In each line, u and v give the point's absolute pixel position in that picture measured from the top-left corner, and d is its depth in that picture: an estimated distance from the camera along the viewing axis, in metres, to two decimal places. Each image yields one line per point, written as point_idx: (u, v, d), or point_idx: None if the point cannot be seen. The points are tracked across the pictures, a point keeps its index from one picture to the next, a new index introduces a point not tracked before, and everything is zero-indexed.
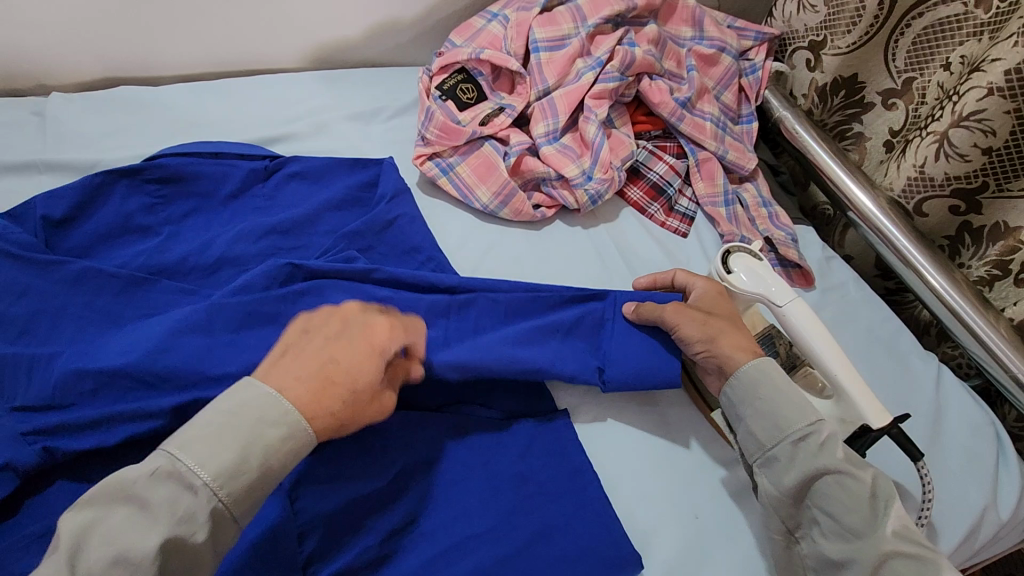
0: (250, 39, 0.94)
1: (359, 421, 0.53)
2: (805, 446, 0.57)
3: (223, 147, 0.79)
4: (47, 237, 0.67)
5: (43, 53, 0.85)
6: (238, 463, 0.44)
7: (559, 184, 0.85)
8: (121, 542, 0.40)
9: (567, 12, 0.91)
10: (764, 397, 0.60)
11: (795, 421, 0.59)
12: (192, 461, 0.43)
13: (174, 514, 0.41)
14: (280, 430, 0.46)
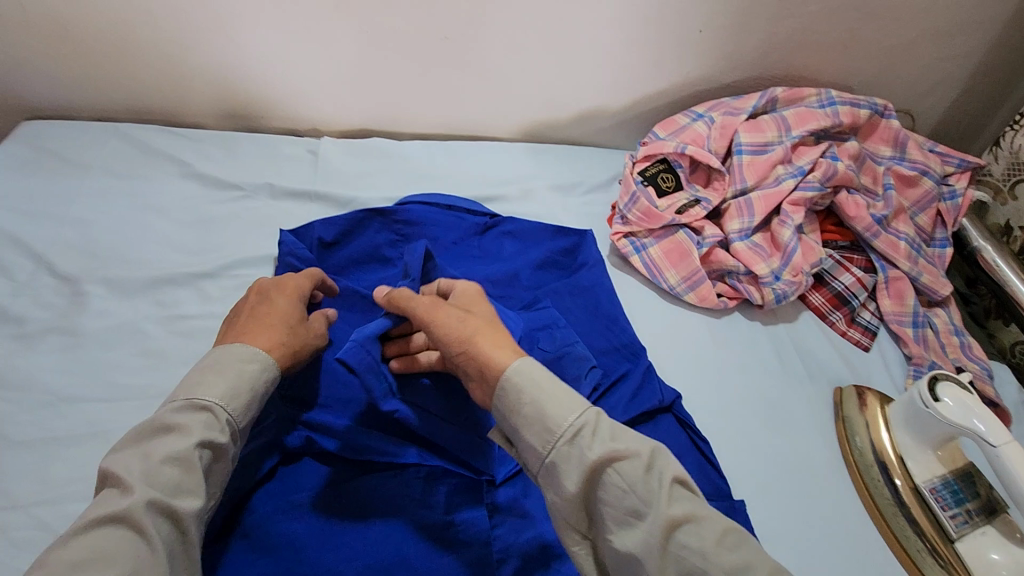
0: (481, 113, 1.10)
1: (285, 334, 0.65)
2: (579, 443, 0.50)
3: (454, 203, 0.93)
4: (321, 255, 0.82)
5: (327, 107, 1.05)
6: (234, 389, 0.57)
7: (747, 279, 0.89)
8: (171, 446, 0.51)
9: (772, 122, 0.97)
10: (547, 391, 0.53)
11: (564, 419, 0.51)
12: (198, 392, 0.55)
13: (201, 428, 0.53)
14: (252, 364, 0.58)
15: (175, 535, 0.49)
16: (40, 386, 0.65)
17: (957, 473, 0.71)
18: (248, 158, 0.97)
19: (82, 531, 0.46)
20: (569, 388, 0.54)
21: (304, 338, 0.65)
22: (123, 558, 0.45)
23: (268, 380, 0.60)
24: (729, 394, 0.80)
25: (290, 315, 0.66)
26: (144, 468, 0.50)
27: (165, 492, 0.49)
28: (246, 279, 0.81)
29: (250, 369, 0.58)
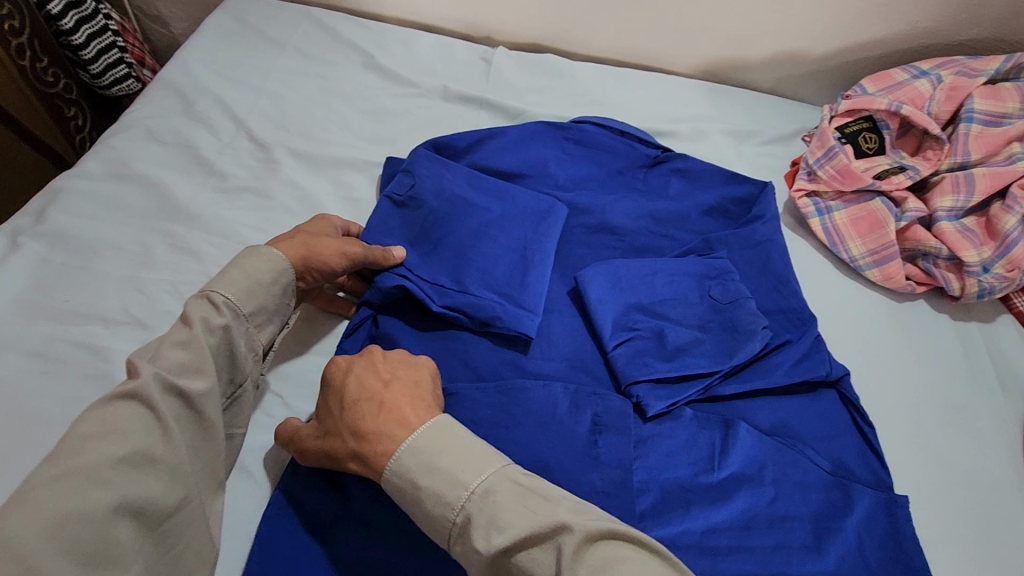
0: (663, 43, 1.02)
1: (326, 249, 0.65)
2: (471, 534, 0.45)
3: (628, 128, 0.87)
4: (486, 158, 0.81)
5: (506, 17, 1.02)
6: (243, 278, 0.58)
7: (946, 265, 0.78)
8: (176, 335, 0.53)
9: (1018, 90, 0.83)
10: (431, 475, 0.48)
11: (450, 514, 0.46)
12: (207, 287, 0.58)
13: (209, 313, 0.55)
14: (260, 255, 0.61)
15: (188, 413, 0.50)
16: (237, 237, 0.70)
17: None
18: (426, 58, 0.98)
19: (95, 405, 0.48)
20: (501, 515, 0.45)
21: (333, 243, 0.65)
22: (137, 429, 0.47)
23: (277, 270, 0.61)
24: (899, 385, 0.73)
25: (311, 227, 0.67)
26: (154, 355, 0.51)
27: (170, 371, 0.50)
28: None
29: (266, 270, 0.60)
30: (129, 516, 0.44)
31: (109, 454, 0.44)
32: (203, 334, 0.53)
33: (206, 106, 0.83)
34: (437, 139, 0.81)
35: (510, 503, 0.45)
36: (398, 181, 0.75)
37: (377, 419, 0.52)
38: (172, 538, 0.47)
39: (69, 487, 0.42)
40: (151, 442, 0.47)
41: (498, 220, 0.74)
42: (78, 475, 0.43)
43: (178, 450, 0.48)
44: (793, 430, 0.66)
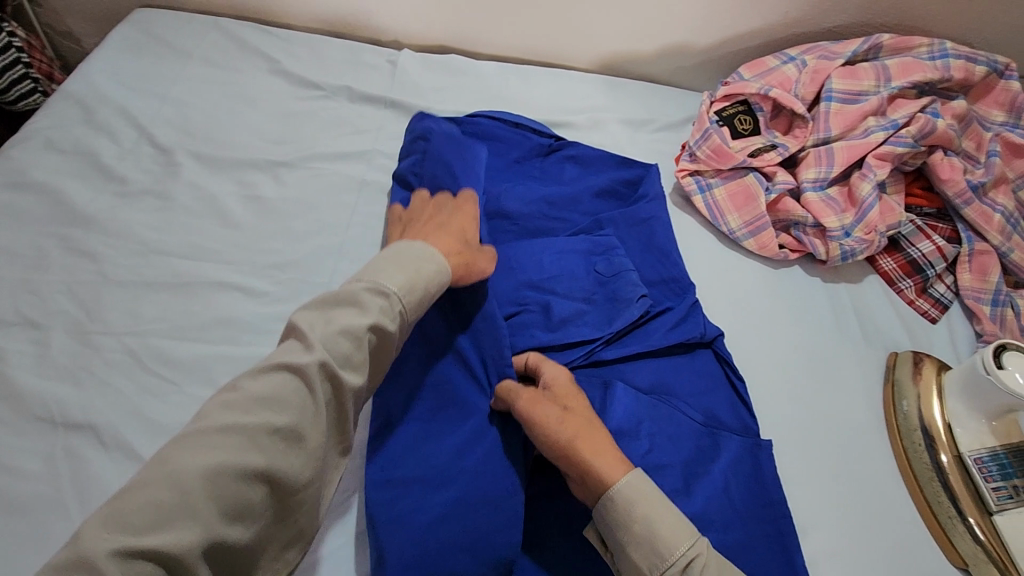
0: (561, 40, 1.08)
1: (480, 268, 0.68)
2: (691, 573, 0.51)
3: (523, 120, 0.92)
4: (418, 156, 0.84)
5: (410, 20, 1.06)
6: (411, 282, 0.58)
7: (813, 232, 0.86)
8: (349, 318, 0.52)
9: (871, 70, 0.91)
10: (652, 510, 0.54)
11: (676, 547, 0.52)
12: (382, 277, 0.56)
13: (377, 311, 0.54)
14: (432, 266, 0.60)
15: (334, 401, 0.51)
16: (137, 239, 0.73)
17: (1012, 448, 0.67)
18: (332, 61, 1.01)
19: (269, 363, 0.49)
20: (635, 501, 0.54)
21: (475, 251, 0.69)
22: (295, 406, 0.47)
23: (439, 283, 0.61)
24: (772, 343, 0.79)
25: (469, 234, 0.70)
26: (327, 327, 0.51)
27: (336, 362, 0.50)
28: (319, 172, 0.85)
29: (428, 269, 0.60)
30: (264, 482, 0.45)
31: (257, 424, 0.45)
32: (373, 325, 0.53)
33: (107, 116, 0.85)
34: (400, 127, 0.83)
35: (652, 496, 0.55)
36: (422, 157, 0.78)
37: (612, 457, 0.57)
38: (292, 508, 0.48)
39: (227, 444, 0.44)
40: (303, 420, 0.47)
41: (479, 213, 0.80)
42: (239, 433, 0.45)
43: (316, 431, 0.48)
44: (669, 389, 0.71)
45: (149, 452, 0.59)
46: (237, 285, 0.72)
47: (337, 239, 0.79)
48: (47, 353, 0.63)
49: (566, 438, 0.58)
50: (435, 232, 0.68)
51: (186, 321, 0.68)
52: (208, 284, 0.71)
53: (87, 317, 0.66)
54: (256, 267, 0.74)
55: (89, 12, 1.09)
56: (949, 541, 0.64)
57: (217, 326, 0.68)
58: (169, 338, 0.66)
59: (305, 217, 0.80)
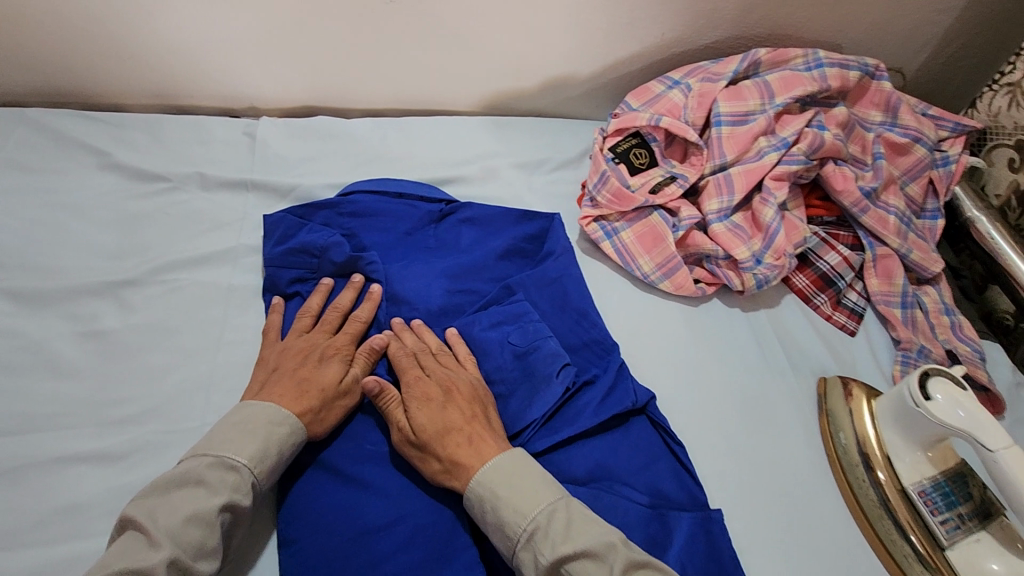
0: (436, 86, 1.00)
1: (335, 412, 0.63)
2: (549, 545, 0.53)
3: (406, 188, 0.84)
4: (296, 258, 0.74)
5: (263, 83, 0.94)
6: (263, 449, 0.56)
7: (725, 264, 0.83)
8: (195, 503, 0.51)
9: (754, 87, 0.89)
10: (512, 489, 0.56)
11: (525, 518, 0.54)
12: (227, 450, 0.54)
13: (229, 489, 0.52)
14: (282, 428, 0.58)
15: None
16: None
17: (949, 473, 0.65)
18: (176, 144, 0.87)
19: (104, 571, 0.47)
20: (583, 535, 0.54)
21: (333, 397, 0.63)
22: None
23: (295, 446, 0.58)
24: (703, 391, 0.76)
25: (328, 381, 0.63)
26: (166, 515, 0.50)
27: (187, 554, 0.49)
28: (176, 286, 0.73)
29: (280, 433, 0.57)
30: None
31: None
32: (228, 490, 0.52)
33: None
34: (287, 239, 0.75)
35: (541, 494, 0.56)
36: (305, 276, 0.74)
37: (467, 446, 0.60)
38: None
39: None
40: None
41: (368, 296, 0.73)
42: None
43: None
44: (609, 471, 0.65)
45: None
46: (83, 457, 0.59)
47: (206, 368, 0.67)
48: None
49: (455, 462, 0.59)
50: (281, 385, 0.62)
51: (15, 523, 0.54)
52: (42, 464, 0.58)
53: None
54: (104, 426, 0.61)
55: None
56: None
57: (59, 519, 0.55)
58: None
59: (164, 347, 0.68)
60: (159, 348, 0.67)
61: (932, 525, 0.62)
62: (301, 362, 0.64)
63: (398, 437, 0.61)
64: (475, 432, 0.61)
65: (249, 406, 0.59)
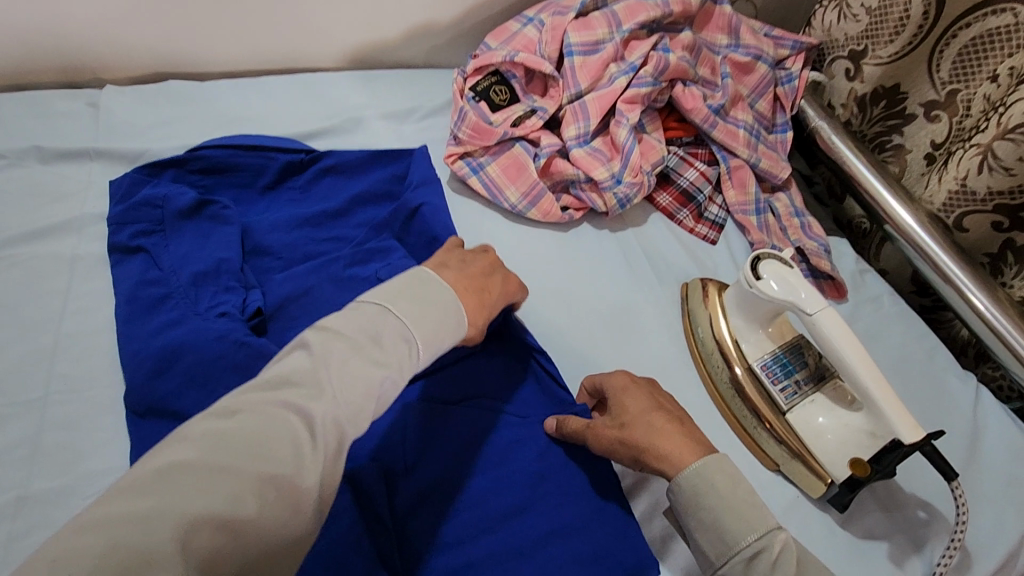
0: (295, 43, 0.97)
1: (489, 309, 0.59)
2: (758, 565, 0.51)
3: (259, 140, 0.81)
4: (139, 216, 0.71)
5: (103, 50, 0.89)
6: (409, 317, 0.49)
7: (588, 187, 0.86)
8: (322, 348, 0.44)
9: (602, 18, 0.92)
10: (707, 507, 0.54)
11: (745, 537, 0.52)
12: (376, 308, 0.48)
13: (370, 343, 0.46)
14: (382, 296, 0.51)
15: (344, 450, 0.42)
16: None
17: (787, 346, 0.71)
18: (8, 119, 0.82)
19: (264, 395, 0.41)
20: (735, 506, 0.54)
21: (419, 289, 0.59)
22: (290, 449, 0.39)
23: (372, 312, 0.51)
24: (575, 308, 0.79)
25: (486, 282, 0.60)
26: (330, 362, 0.44)
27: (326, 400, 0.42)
28: (12, 261, 0.69)
29: (422, 317, 0.50)
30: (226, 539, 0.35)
31: (255, 472, 0.36)
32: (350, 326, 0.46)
33: None
34: (130, 198, 0.72)
35: (731, 499, 0.54)
36: (149, 233, 0.70)
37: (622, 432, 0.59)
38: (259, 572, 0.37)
39: (206, 495, 0.35)
40: (296, 468, 0.38)
41: (221, 245, 0.70)
42: (223, 484, 0.35)
43: (320, 471, 0.40)
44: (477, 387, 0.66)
45: None
46: None
47: (49, 338, 0.64)
48: None
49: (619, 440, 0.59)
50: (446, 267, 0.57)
51: None
52: None
53: None
54: None
55: None
56: (759, 448, 0.68)
57: None
58: None
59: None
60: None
61: (776, 394, 0.67)
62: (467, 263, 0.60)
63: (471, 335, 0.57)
64: (636, 451, 0.58)
65: (420, 278, 0.52)
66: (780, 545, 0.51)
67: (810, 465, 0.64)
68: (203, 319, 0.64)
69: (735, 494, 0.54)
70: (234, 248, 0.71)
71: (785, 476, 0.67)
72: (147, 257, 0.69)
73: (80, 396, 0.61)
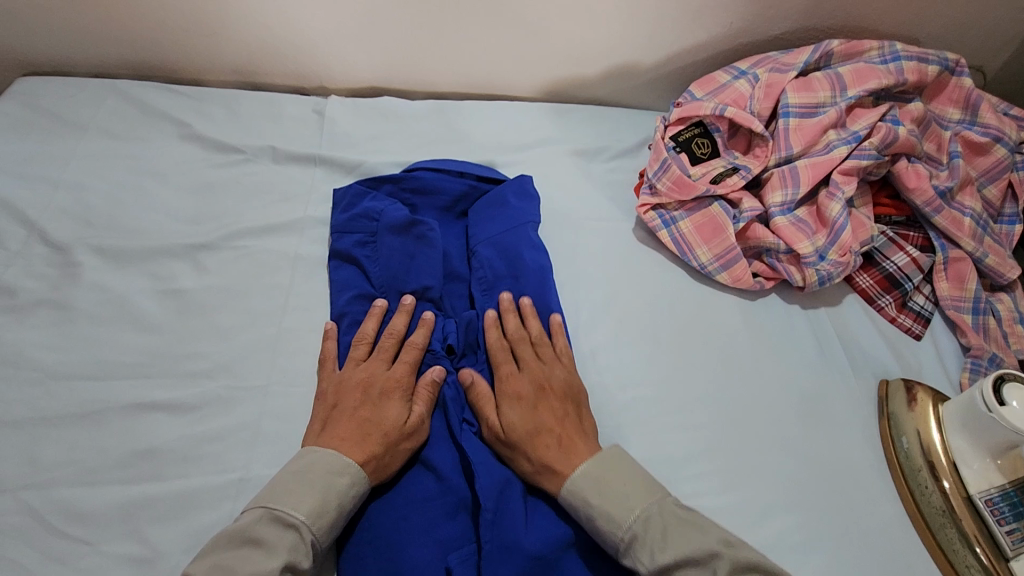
0: (499, 72, 1.01)
1: (397, 457, 0.60)
2: (642, 543, 0.54)
3: (466, 167, 0.84)
4: (358, 230, 0.75)
5: (333, 63, 0.97)
6: (321, 503, 0.54)
7: (786, 258, 0.81)
8: (253, 566, 0.49)
9: (825, 80, 0.87)
10: (604, 496, 0.57)
11: (627, 517, 0.55)
12: (284, 506, 0.53)
13: (286, 550, 0.51)
14: (344, 478, 0.56)
15: None
16: (32, 363, 0.63)
17: (1019, 482, 0.64)
18: (250, 119, 0.91)
19: None
20: (619, 491, 0.57)
21: (399, 441, 0.61)
22: None
23: (359, 494, 0.57)
24: (761, 385, 0.74)
25: (388, 423, 0.61)
26: (224, 575, 0.48)
27: None
28: (246, 251, 0.76)
29: (339, 484, 0.56)
30: None
31: None
32: (272, 532, 0.51)
33: None
34: (353, 210, 0.77)
35: (615, 489, 0.57)
36: (364, 246, 0.75)
37: (558, 450, 0.61)
38: None
39: None
40: None
41: (424, 274, 0.73)
42: None
43: None
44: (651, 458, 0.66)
45: None
46: (159, 404, 0.62)
47: (272, 331, 0.70)
48: None
49: (546, 465, 0.60)
50: (337, 426, 0.60)
51: (98, 459, 0.58)
52: (123, 408, 0.61)
53: None
54: (176, 378, 0.64)
55: None
56: None
57: (135, 461, 0.58)
58: (79, 485, 0.56)
59: (233, 308, 0.71)
60: (228, 309, 0.71)
61: (999, 535, 0.61)
62: (363, 415, 0.61)
63: (489, 430, 0.63)
64: (566, 433, 0.63)
65: (313, 452, 0.58)
66: (655, 513, 0.56)
67: None
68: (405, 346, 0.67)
69: (630, 478, 0.58)
70: (435, 274, 0.73)
71: None
72: (361, 272, 0.74)
73: (293, 390, 0.66)
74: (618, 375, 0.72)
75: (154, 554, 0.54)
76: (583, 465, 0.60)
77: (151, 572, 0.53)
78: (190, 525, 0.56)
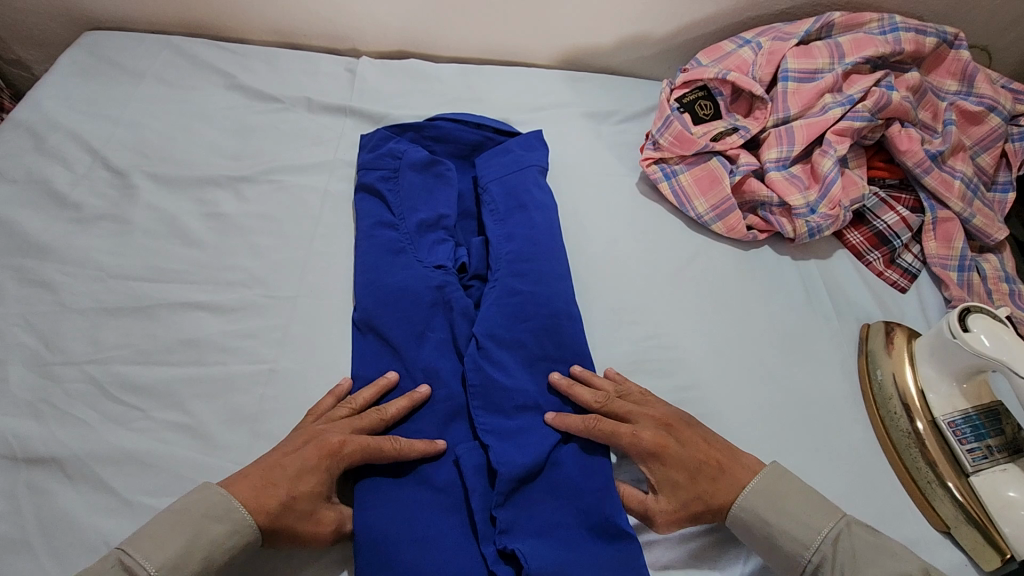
0: (519, 39, 1.08)
1: (294, 519, 0.55)
2: (846, 563, 0.55)
3: (483, 120, 0.90)
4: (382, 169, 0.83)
5: (366, 27, 1.05)
6: (179, 557, 0.50)
7: (779, 211, 0.86)
8: None
9: (825, 48, 0.92)
10: (788, 509, 0.58)
11: (814, 538, 0.56)
12: (138, 556, 0.49)
13: None
14: (222, 525, 0.52)
15: None
16: (94, 264, 0.72)
17: (983, 409, 0.68)
18: (288, 73, 1.00)
19: None
20: (795, 511, 0.58)
21: (302, 503, 0.55)
22: None
23: (234, 549, 0.52)
24: (747, 323, 0.79)
25: (298, 480, 0.56)
26: None
27: None
28: (281, 185, 0.84)
29: (214, 531, 0.51)
30: None
31: None
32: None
33: (58, 142, 0.83)
34: (379, 151, 0.84)
35: (781, 494, 0.59)
36: (385, 181, 0.82)
37: (707, 476, 0.60)
38: None
39: None
40: None
41: (440, 206, 0.80)
42: None
43: None
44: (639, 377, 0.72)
45: (117, 482, 0.58)
46: (201, 305, 0.70)
47: (302, 252, 0.78)
48: (7, 389, 0.62)
49: (701, 473, 0.60)
50: (253, 467, 0.57)
51: (149, 344, 0.66)
52: (171, 306, 0.70)
53: (46, 348, 0.65)
54: (216, 285, 0.73)
55: (36, 38, 1.09)
56: (929, 505, 0.65)
57: (180, 348, 0.67)
58: (132, 364, 0.65)
59: (268, 231, 0.79)
60: (263, 231, 0.79)
61: (961, 456, 0.65)
62: (281, 459, 0.57)
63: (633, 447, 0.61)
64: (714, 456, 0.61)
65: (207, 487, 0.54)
66: (846, 530, 0.56)
67: (988, 534, 0.61)
68: (423, 267, 0.74)
69: (794, 489, 0.59)
70: (451, 207, 0.81)
71: (954, 539, 0.63)
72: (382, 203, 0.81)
73: (319, 301, 0.73)
74: (613, 306, 0.78)
75: (197, 423, 0.62)
76: (745, 486, 0.59)
77: (195, 437, 0.61)
78: (225, 403, 0.64)
